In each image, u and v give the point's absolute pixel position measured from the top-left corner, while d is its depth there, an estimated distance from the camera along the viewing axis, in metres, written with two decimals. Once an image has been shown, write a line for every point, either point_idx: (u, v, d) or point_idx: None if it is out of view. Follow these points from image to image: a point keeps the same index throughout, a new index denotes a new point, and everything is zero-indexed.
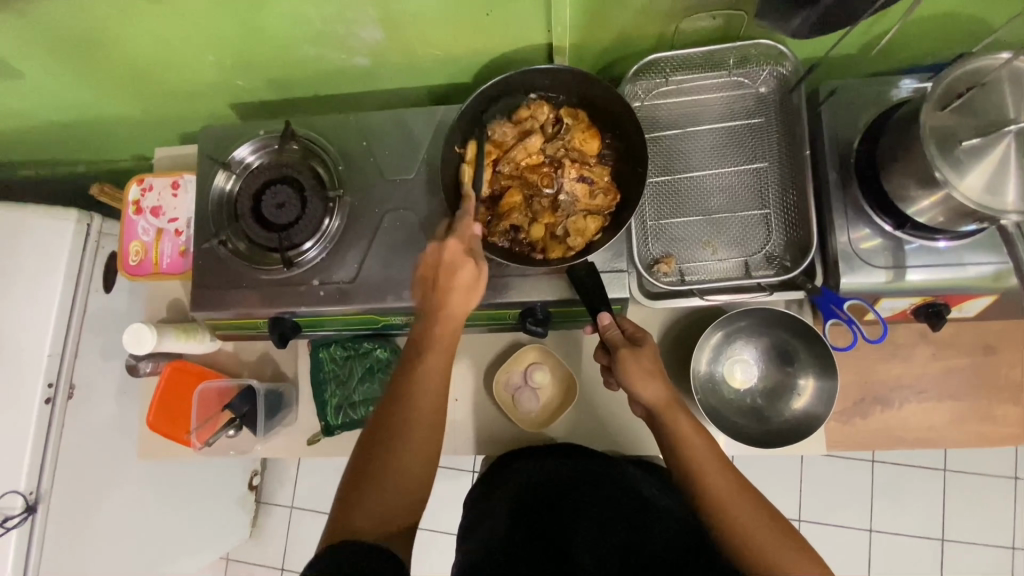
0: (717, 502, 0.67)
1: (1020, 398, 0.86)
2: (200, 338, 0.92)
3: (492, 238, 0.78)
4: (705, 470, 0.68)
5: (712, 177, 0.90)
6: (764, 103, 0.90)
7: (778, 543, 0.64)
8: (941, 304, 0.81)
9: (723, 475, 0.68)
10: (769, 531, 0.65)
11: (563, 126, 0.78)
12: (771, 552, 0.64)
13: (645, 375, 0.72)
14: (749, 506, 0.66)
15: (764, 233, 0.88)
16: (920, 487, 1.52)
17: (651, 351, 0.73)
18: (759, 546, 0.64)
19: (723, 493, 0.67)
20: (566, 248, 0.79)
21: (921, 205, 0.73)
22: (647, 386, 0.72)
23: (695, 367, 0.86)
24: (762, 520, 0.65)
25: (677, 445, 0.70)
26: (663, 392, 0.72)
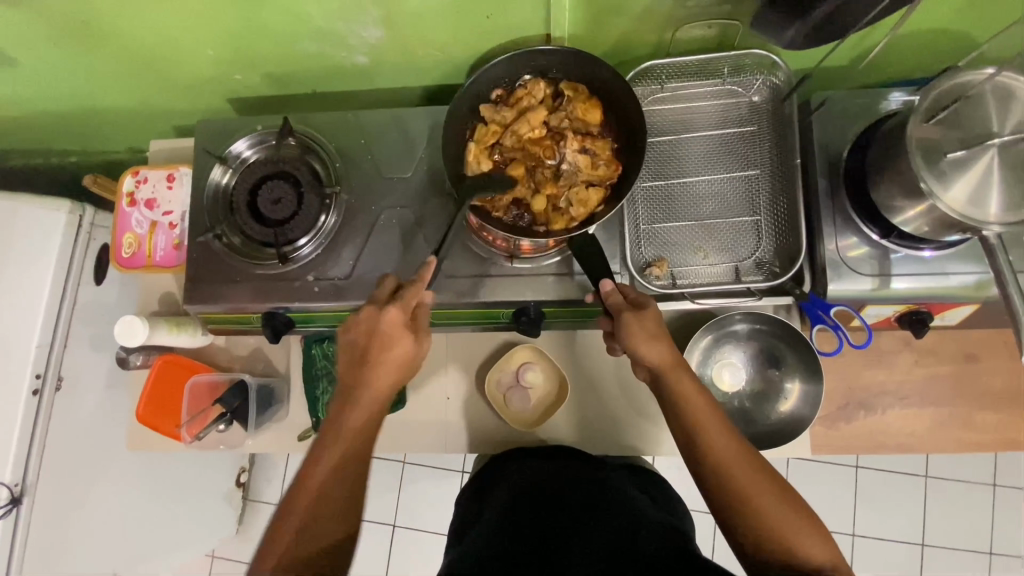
0: (724, 468, 0.67)
1: (999, 405, 0.88)
2: (193, 332, 0.92)
3: (495, 211, 0.77)
4: (711, 434, 0.69)
5: (703, 183, 0.91)
6: (757, 112, 0.92)
7: (786, 512, 0.65)
8: (924, 312, 0.83)
9: (729, 441, 0.69)
10: (775, 499, 0.65)
11: (565, 98, 0.79)
12: (779, 521, 0.64)
13: (650, 338, 0.73)
14: (754, 473, 0.67)
15: (754, 240, 0.89)
16: (902, 493, 1.54)
17: (653, 314, 0.74)
18: (766, 515, 0.65)
19: (730, 457, 0.68)
20: (569, 220, 0.77)
21: (907, 215, 0.74)
22: (649, 348, 0.73)
23: None
24: (768, 489, 0.66)
25: (684, 407, 0.71)
26: (669, 354, 0.73)
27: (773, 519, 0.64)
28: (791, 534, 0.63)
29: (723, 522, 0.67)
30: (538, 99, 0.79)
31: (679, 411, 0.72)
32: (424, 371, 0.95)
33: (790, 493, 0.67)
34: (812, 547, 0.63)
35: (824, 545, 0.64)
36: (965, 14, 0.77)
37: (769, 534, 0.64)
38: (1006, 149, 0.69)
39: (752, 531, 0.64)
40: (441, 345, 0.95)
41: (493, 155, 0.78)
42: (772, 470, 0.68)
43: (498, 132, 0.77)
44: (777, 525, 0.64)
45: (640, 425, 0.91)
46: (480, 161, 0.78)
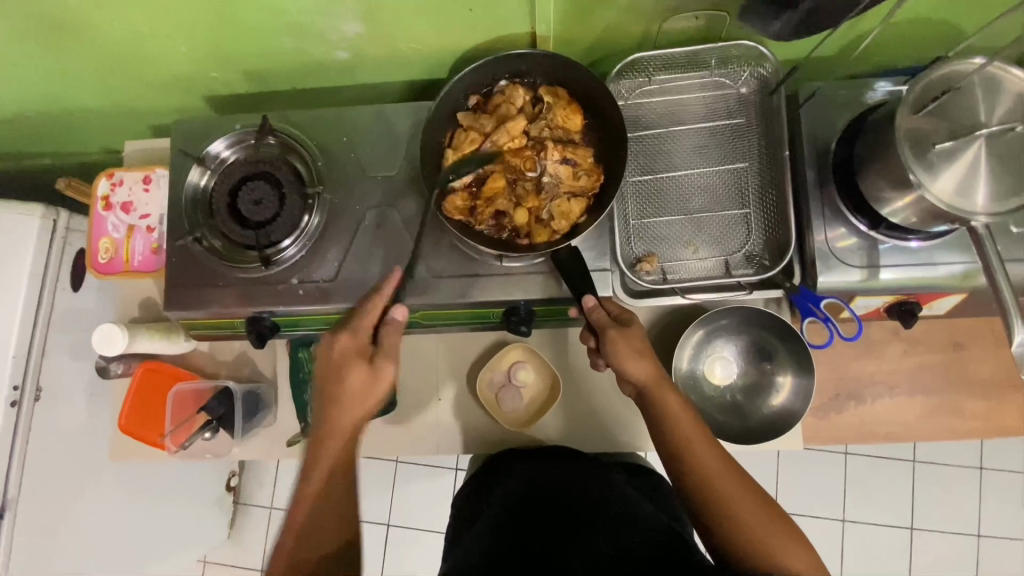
0: (709, 482, 0.68)
1: (986, 393, 0.89)
2: (175, 338, 0.90)
3: (476, 224, 0.76)
4: (695, 446, 0.70)
5: (692, 177, 0.91)
6: (745, 103, 0.91)
7: (768, 524, 0.65)
8: (913, 302, 0.83)
9: (712, 454, 0.70)
10: (757, 511, 0.66)
11: (545, 105, 0.76)
12: (761, 533, 0.64)
13: (631, 354, 0.74)
14: (738, 486, 0.68)
15: (744, 233, 0.89)
16: (891, 478, 1.56)
17: (636, 332, 0.76)
18: (748, 526, 0.65)
19: (714, 469, 0.68)
20: (551, 232, 0.76)
21: (895, 206, 0.74)
22: (634, 364, 0.74)
23: (676, 366, 0.87)
24: (751, 501, 0.67)
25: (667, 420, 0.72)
26: (652, 370, 0.74)
27: (755, 531, 0.65)
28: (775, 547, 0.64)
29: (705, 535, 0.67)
30: (518, 107, 0.77)
31: (664, 425, 0.72)
32: (415, 372, 0.93)
33: (773, 507, 0.67)
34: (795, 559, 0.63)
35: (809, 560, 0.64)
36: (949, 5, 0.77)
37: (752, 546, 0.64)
38: (994, 139, 0.68)
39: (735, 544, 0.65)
40: (431, 347, 0.94)
41: (472, 165, 0.76)
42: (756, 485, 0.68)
43: (478, 141, 0.76)
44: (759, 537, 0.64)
45: (634, 422, 0.91)
46: (460, 170, 0.76)
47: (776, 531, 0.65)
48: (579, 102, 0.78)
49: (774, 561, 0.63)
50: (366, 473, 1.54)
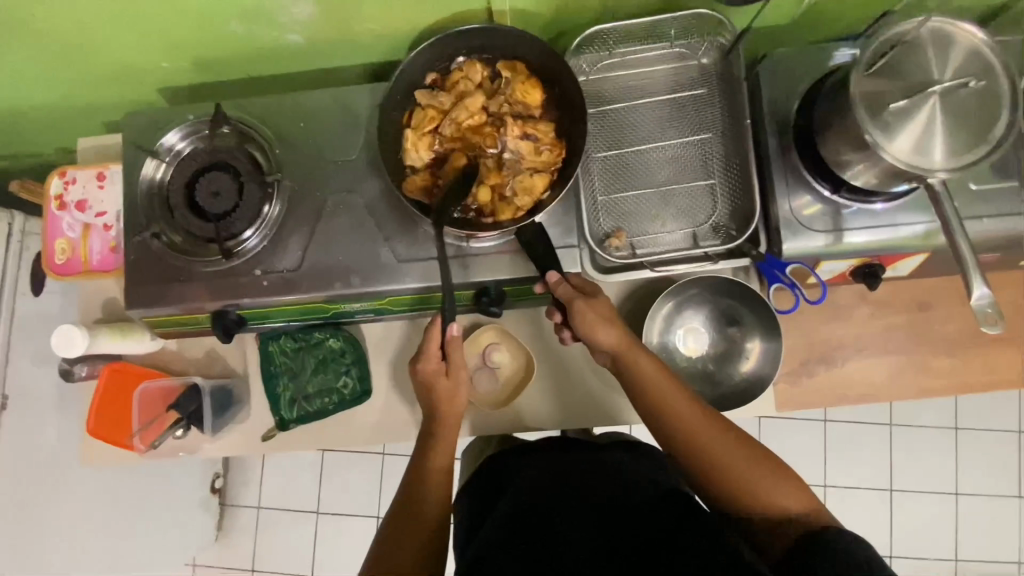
0: (691, 437, 0.68)
1: (952, 350, 0.90)
2: (139, 337, 0.88)
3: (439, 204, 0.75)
4: (672, 405, 0.70)
5: (657, 150, 0.90)
6: (706, 74, 0.91)
7: (753, 466, 0.66)
8: (877, 264, 0.84)
9: (690, 410, 0.70)
10: (741, 458, 0.67)
11: (503, 80, 0.75)
12: (749, 478, 0.66)
13: (601, 322, 0.74)
14: (720, 434, 0.69)
15: (710, 204, 0.89)
16: (871, 442, 1.60)
17: (603, 299, 0.75)
18: (734, 473, 0.66)
19: (693, 424, 0.69)
20: (516, 210, 0.74)
21: (855, 168, 0.75)
22: (604, 331, 0.73)
23: (648, 338, 0.88)
24: (735, 448, 0.68)
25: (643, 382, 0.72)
26: (622, 335, 0.74)
27: (742, 477, 0.66)
28: (763, 491, 0.65)
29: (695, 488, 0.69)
30: (476, 83, 0.76)
31: (639, 390, 0.72)
32: (387, 361, 0.90)
33: (758, 450, 0.68)
34: (785, 497, 0.65)
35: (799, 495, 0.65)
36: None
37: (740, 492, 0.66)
38: (946, 96, 0.69)
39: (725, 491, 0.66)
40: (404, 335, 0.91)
41: (432, 144, 0.75)
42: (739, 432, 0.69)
43: (437, 119, 0.75)
44: (747, 482, 0.66)
45: (611, 398, 0.90)
46: (419, 150, 0.74)
47: (763, 473, 0.66)
48: (538, 76, 0.77)
49: (763, 502, 0.65)
50: (352, 465, 1.53)
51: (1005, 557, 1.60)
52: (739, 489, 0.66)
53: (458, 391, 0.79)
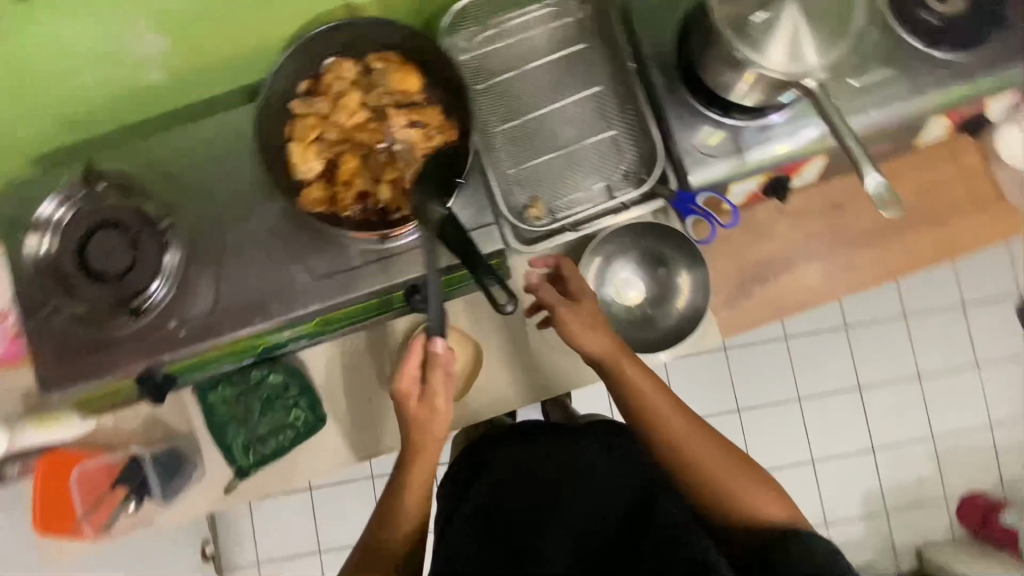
0: (677, 446, 0.71)
1: (872, 240, 0.94)
2: (67, 423, 0.83)
3: (342, 212, 0.72)
4: (659, 413, 0.72)
5: (555, 112, 0.90)
6: (584, 27, 0.91)
7: (740, 484, 0.70)
8: (782, 177, 0.87)
9: (681, 416, 0.73)
10: (727, 461, 0.71)
11: (377, 72, 0.73)
12: (731, 484, 0.70)
13: (589, 327, 0.74)
14: (705, 441, 0.72)
15: (616, 153, 0.89)
16: (834, 348, 1.66)
17: (590, 304, 0.76)
18: (720, 479, 0.70)
19: (682, 430, 0.72)
20: None
21: (740, 89, 0.77)
22: (589, 338, 0.74)
23: None
24: (720, 456, 0.71)
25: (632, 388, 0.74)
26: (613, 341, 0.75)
27: (728, 482, 0.70)
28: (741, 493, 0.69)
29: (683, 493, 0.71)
30: (350, 81, 0.73)
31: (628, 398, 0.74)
32: (334, 383, 0.87)
33: (743, 459, 0.72)
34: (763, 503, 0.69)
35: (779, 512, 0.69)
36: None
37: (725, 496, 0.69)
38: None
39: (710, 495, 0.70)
40: (348, 353, 0.87)
41: (321, 152, 0.72)
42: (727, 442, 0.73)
43: (318, 125, 0.72)
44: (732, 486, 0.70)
45: (565, 366, 0.91)
46: (308, 161, 0.72)
47: (746, 477, 0.71)
48: (413, 60, 0.74)
49: (739, 509, 0.69)
50: (343, 494, 1.50)
51: (972, 420, 1.70)
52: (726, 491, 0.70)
53: (436, 414, 0.70)
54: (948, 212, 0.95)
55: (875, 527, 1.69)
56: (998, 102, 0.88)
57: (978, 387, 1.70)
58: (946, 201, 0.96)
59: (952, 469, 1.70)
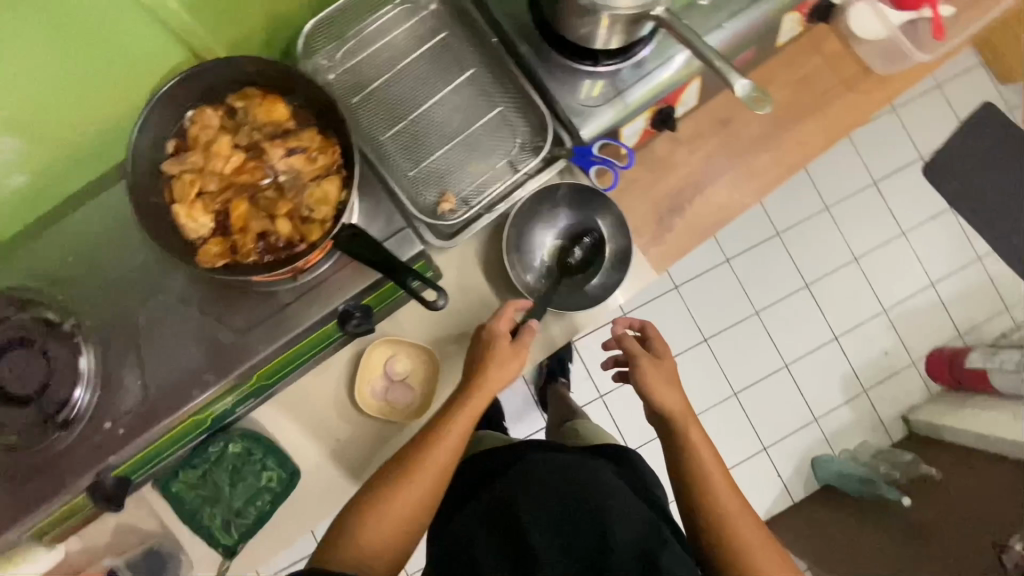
0: (723, 514, 0.79)
1: (765, 144, 1.00)
2: (31, 559, 0.76)
3: (247, 258, 0.70)
4: (711, 477, 0.82)
5: (437, 105, 0.90)
6: (441, 17, 0.91)
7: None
8: (666, 109, 0.91)
9: (721, 472, 0.83)
10: (759, 538, 0.78)
11: (241, 112, 0.71)
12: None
13: (665, 384, 0.90)
14: (749, 519, 0.79)
15: (508, 128, 0.90)
16: (772, 257, 1.78)
17: (667, 365, 0.94)
18: (757, 567, 0.76)
19: (726, 494, 0.81)
20: (322, 224, 0.71)
21: (599, 36, 0.79)
22: (665, 394, 0.87)
23: (515, 273, 0.90)
24: (768, 554, 0.77)
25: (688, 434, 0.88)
26: (678, 398, 0.89)
27: (754, 557, 0.76)
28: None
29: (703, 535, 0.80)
30: (217, 128, 0.71)
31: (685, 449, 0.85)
32: (297, 432, 0.85)
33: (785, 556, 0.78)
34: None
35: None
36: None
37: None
38: None
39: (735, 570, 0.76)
40: (302, 399, 0.85)
41: (207, 206, 0.70)
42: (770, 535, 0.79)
43: (197, 180, 0.70)
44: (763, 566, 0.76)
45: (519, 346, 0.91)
46: (198, 218, 0.69)
47: (773, 552, 0.77)
48: (275, 89, 0.73)
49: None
50: None
51: (915, 284, 1.82)
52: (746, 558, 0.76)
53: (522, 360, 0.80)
54: (825, 99, 1.01)
55: (861, 409, 1.78)
56: None
57: (909, 253, 1.82)
58: (820, 90, 1.02)
59: (911, 334, 1.81)
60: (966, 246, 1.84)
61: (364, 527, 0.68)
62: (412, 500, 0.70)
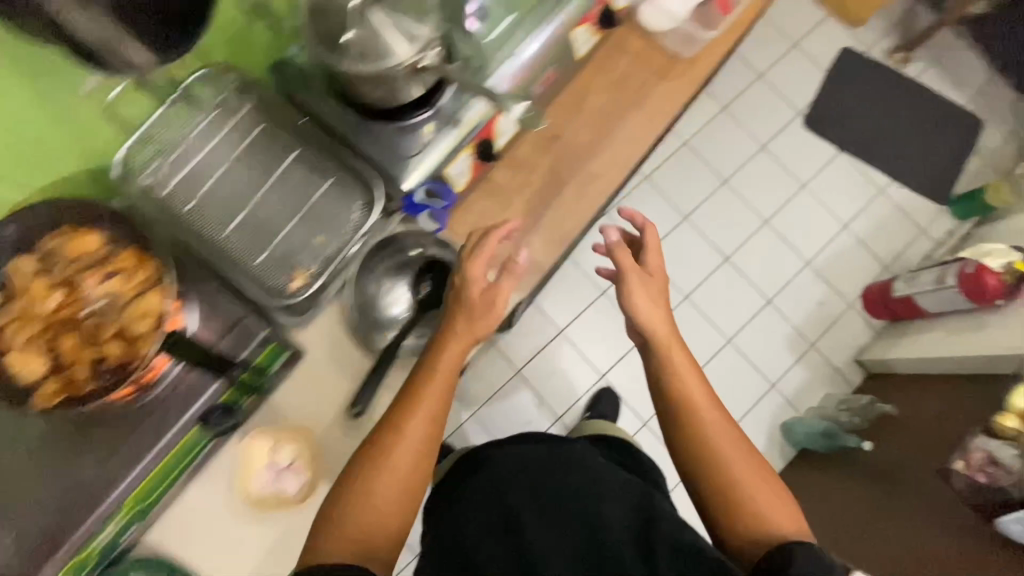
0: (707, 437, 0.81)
1: (598, 148, 1.05)
2: None
3: (81, 391, 0.71)
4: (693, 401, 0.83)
5: (272, 191, 0.93)
6: (256, 112, 0.95)
7: (755, 483, 0.77)
8: (483, 144, 0.96)
9: (701, 392, 0.84)
10: (732, 452, 0.79)
11: (51, 252, 0.73)
12: (746, 497, 0.77)
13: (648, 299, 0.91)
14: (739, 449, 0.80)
15: (343, 194, 0.92)
16: (686, 241, 1.82)
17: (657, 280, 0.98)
18: (733, 479, 0.78)
19: (706, 404, 0.83)
20: (149, 339, 0.72)
21: (392, 93, 0.84)
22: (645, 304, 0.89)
23: (370, 323, 0.92)
24: (745, 467, 0.79)
25: (670, 356, 0.89)
26: (662, 314, 0.91)
27: (729, 473, 0.78)
28: (752, 503, 0.76)
29: (681, 452, 0.82)
30: (29, 273, 0.72)
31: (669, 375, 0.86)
32: (194, 545, 0.85)
33: (760, 463, 0.79)
34: (783, 514, 0.76)
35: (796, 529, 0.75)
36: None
37: (728, 504, 0.77)
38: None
39: (711, 487, 0.79)
40: (188, 514, 0.85)
41: (37, 350, 0.72)
42: (746, 445, 0.80)
43: (18, 329, 0.71)
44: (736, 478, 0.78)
45: None
46: (28, 364, 0.71)
47: (745, 463, 0.79)
48: (85, 220, 0.75)
49: (761, 531, 0.75)
50: None
51: (829, 231, 1.86)
52: (719, 474, 0.79)
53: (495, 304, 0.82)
54: (642, 92, 1.07)
55: (814, 364, 1.78)
56: None
57: (814, 202, 1.87)
58: (636, 84, 1.08)
59: (840, 278, 1.84)
60: (866, 181, 1.90)
61: (362, 485, 0.74)
62: (402, 455, 0.76)
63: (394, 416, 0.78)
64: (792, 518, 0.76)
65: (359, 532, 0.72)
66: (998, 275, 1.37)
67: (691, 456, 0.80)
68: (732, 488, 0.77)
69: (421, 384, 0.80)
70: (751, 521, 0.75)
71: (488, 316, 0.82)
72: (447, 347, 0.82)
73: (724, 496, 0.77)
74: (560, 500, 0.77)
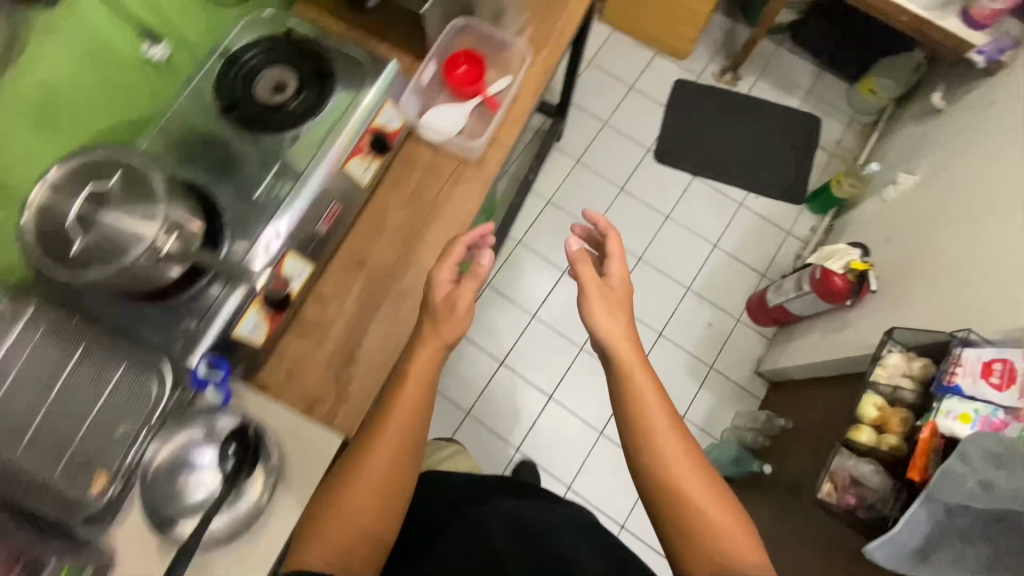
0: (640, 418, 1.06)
1: (406, 265, 1.08)
2: None
3: None
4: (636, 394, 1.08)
5: (58, 394, 0.91)
6: (30, 316, 0.91)
7: (699, 491, 1.03)
8: (272, 297, 0.99)
9: (653, 416, 1.08)
10: (685, 466, 1.05)
11: None
12: (697, 503, 1.02)
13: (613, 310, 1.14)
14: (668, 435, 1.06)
15: (134, 381, 0.95)
16: (566, 294, 1.94)
17: (618, 292, 1.20)
18: (682, 483, 1.02)
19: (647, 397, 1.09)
20: None
21: (152, 279, 0.84)
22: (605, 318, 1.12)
23: (177, 505, 0.94)
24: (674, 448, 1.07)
25: (627, 364, 1.14)
26: (617, 331, 1.13)
27: (685, 489, 1.02)
28: (699, 508, 1.01)
29: (645, 449, 1.07)
30: None
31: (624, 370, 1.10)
32: None
33: (702, 475, 1.05)
34: (720, 514, 1.01)
35: (736, 526, 1.00)
36: (32, 160, 1.08)
37: (662, 480, 1.04)
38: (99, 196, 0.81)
39: (663, 493, 1.04)
40: None
41: None
42: (686, 455, 1.07)
43: None
44: (688, 490, 1.02)
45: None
46: None
47: (697, 478, 1.03)
48: None
49: (714, 538, 0.99)
50: None
51: (699, 254, 1.96)
52: (673, 495, 1.03)
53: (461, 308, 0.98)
54: (440, 201, 1.11)
55: (717, 385, 1.82)
56: (380, 111, 1.04)
57: (681, 228, 1.97)
58: (432, 195, 1.11)
59: (721, 296, 1.91)
60: (723, 200, 2.02)
61: (355, 474, 0.92)
62: (390, 448, 0.94)
63: (385, 412, 0.97)
64: (736, 521, 1.01)
65: (348, 515, 0.89)
66: (840, 276, 1.42)
67: (649, 454, 1.05)
68: (681, 494, 1.03)
69: (388, 401, 0.96)
70: (700, 526, 1.00)
71: (450, 314, 0.98)
72: (417, 355, 0.99)
73: (681, 504, 1.02)
74: (529, 533, 1.09)
